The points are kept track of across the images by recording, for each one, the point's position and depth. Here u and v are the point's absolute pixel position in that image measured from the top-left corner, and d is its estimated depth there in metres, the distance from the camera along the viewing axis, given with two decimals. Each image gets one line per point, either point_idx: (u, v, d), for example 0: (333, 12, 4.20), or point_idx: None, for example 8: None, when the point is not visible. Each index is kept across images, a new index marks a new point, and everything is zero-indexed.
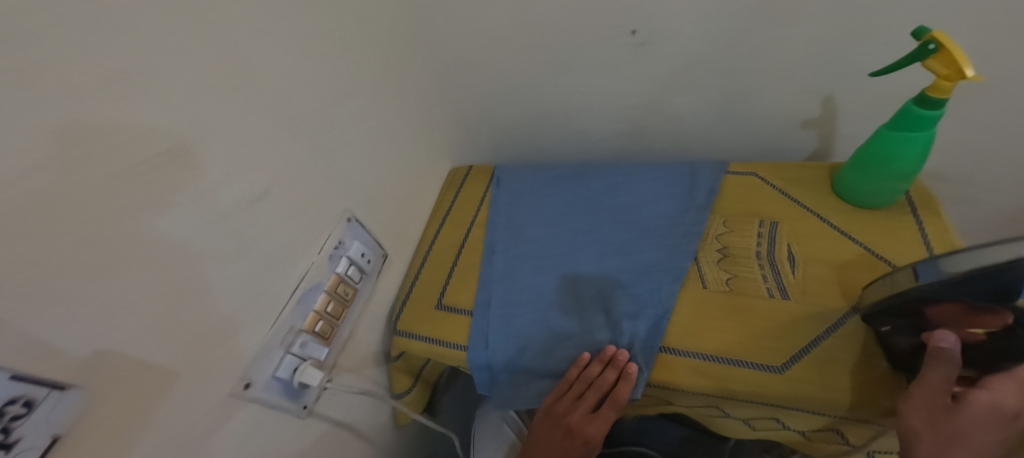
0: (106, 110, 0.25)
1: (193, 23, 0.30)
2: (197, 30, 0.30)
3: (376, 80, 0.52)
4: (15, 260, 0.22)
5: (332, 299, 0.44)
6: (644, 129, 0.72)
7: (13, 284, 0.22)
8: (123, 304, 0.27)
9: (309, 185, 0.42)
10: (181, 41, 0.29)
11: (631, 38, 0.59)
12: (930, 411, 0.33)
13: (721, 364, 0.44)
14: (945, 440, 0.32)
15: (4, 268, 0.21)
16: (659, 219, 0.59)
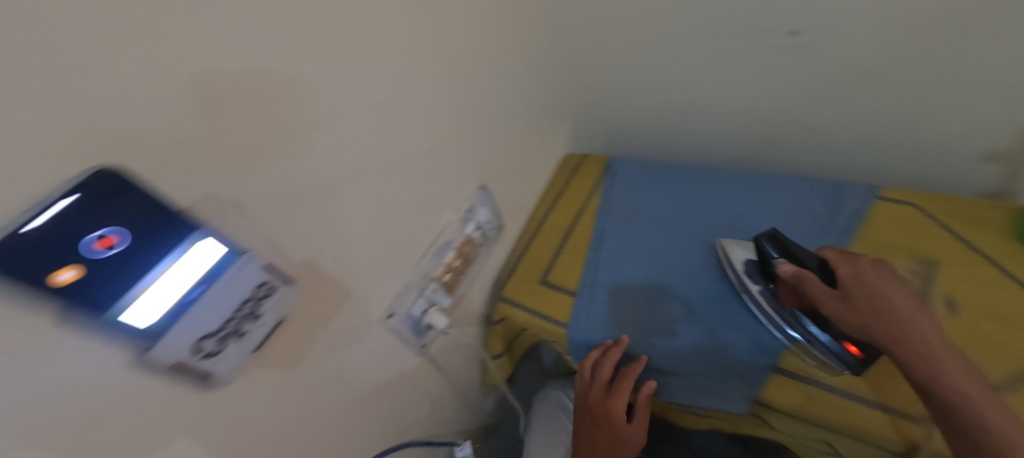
0: (335, 67, 0.32)
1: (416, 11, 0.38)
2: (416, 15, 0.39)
3: (522, 63, 0.59)
4: (259, 185, 0.28)
5: (460, 256, 0.51)
6: (780, 137, 0.70)
7: (260, 200, 0.28)
8: (327, 226, 0.35)
9: (459, 151, 0.49)
10: (398, 20, 0.37)
11: (789, 39, 0.57)
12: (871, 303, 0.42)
13: (826, 390, 0.46)
14: (879, 316, 0.41)
15: (256, 186, 0.28)
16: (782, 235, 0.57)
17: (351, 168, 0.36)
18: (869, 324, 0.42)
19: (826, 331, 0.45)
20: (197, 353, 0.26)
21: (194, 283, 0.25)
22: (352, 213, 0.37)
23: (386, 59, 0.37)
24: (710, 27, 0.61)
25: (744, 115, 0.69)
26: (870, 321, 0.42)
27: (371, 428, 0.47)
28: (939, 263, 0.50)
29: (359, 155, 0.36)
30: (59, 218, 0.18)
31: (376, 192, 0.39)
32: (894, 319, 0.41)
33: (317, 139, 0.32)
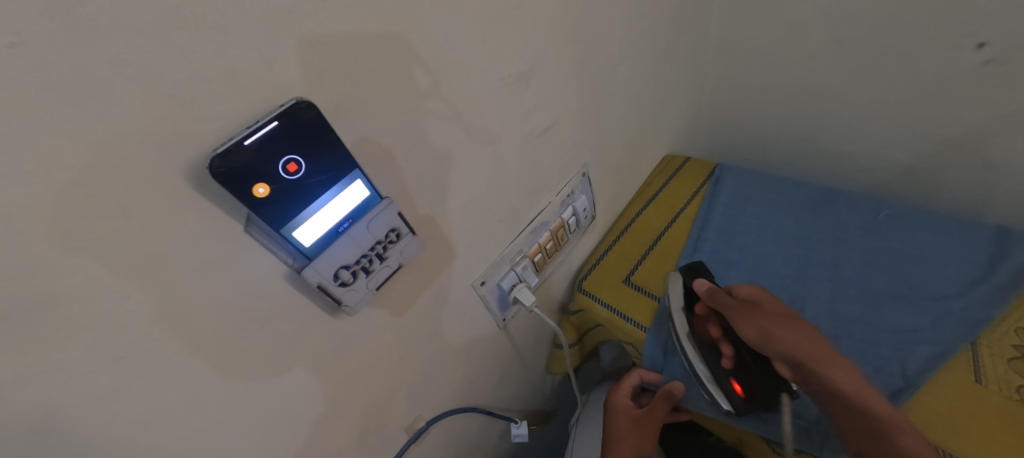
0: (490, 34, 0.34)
1: None
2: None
3: (653, 51, 0.57)
4: (401, 137, 0.31)
5: (553, 238, 0.51)
6: (937, 169, 0.61)
7: (398, 152, 0.31)
8: (451, 186, 0.37)
9: (578, 134, 0.50)
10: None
11: (973, 53, 0.50)
12: (763, 317, 0.45)
13: None
14: (793, 330, 0.44)
15: (399, 137, 0.31)
16: (922, 277, 0.50)
17: (483, 128, 0.38)
18: (770, 330, 0.44)
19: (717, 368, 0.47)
20: (335, 280, 0.29)
21: (343, 217, 0.28)
22: (476, 174, 0.39)
23: (531, 28, 0.38)
24: (871, 31, 0.54)
25: (892, 134, 0.61)
26: (768, 332, 0.44)
27: (454, 382, 0.50)
28: None
29: (492, 116, 0.38)
30: (263, 137, 0.22)
31: (501, 161, 0.41)
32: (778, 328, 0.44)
33: (461, 93, 0.34)
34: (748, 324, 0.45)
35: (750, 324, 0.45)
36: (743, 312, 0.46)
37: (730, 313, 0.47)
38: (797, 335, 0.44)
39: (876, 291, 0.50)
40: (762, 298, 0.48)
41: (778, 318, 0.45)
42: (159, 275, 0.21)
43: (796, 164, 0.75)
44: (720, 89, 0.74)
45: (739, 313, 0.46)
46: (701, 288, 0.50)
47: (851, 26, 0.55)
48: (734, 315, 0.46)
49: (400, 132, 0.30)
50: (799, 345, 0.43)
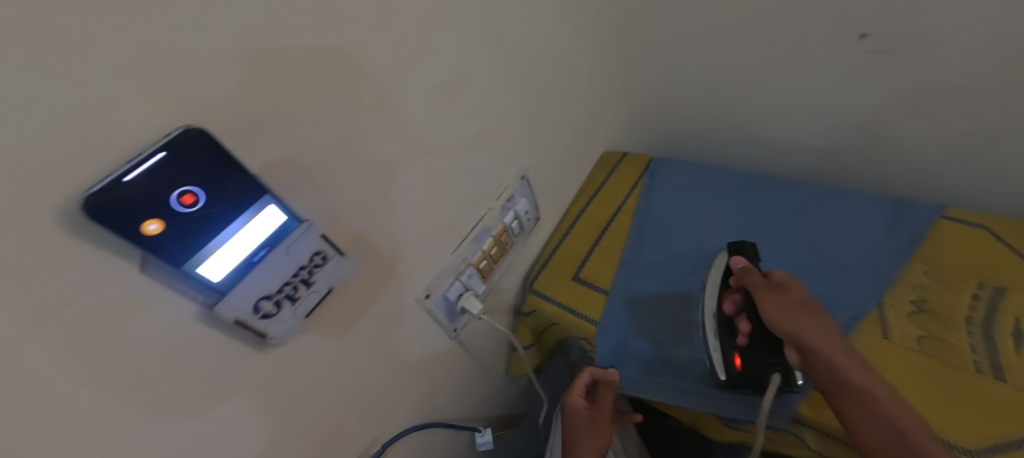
0: (409, 45, 0.33)
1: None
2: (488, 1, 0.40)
3: (580, 55, 0.59)
4: (320, 156, 0.29)
5: (497, 244, 0.52)
6: (845, 150, 0.67)
7: (318, 171, 0.30)
8: (383, 201, 0.36)
9: (513, 138, 0.51)
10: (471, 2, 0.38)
11: (859, 43, 0.55)
12: (789, 301, 0.45)
13: None
14: (813, 314, 0.44)
15: (316, 156, 0.29)
16: (837, 248, 0.54)
17: (412, 141, 0.37)
18: (793, 313, 0.44)
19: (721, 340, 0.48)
20: (257, 312, 0.27)
21: (257, 245, 0.26)
22: (410, 186, 0.38)
23: (452, 37, 0.38)
24: (774, 27, 0.59)
25: (802, 119, 0.67)
26: (790, 316, 0.44)
27: (411, 400, 0.49)
28: (1014, 291, 0.46)
29: (418, 127, 0.37)
30: (151, 169, 0.20)
31: (435, 171, 0.41)
32: (802, 314, 0.44)
33: (383, 108, 0.33)
34: (769, 305, 0.45)
35: (776, 305, 0.45)
36: (770, 291, 0.46)
37: (755, 291, 0.47)
38: (820, 324, 0.43)
39: (799, 265, 0.54)
40: (793, 284, 0.47)
41: (805, 304, 0.45)
42: (35, 333, 0.19)
43: (726, 154, 0.80)
44: (650, 88, 0.78)
45: (769, 293, 0.46)
46: (736, 265, 0.50)
47: (758, 22, 0.60)
48: (762, 293, 0.46)
49: (319, 151, 0.29)
50: (816, 334, 0.43)
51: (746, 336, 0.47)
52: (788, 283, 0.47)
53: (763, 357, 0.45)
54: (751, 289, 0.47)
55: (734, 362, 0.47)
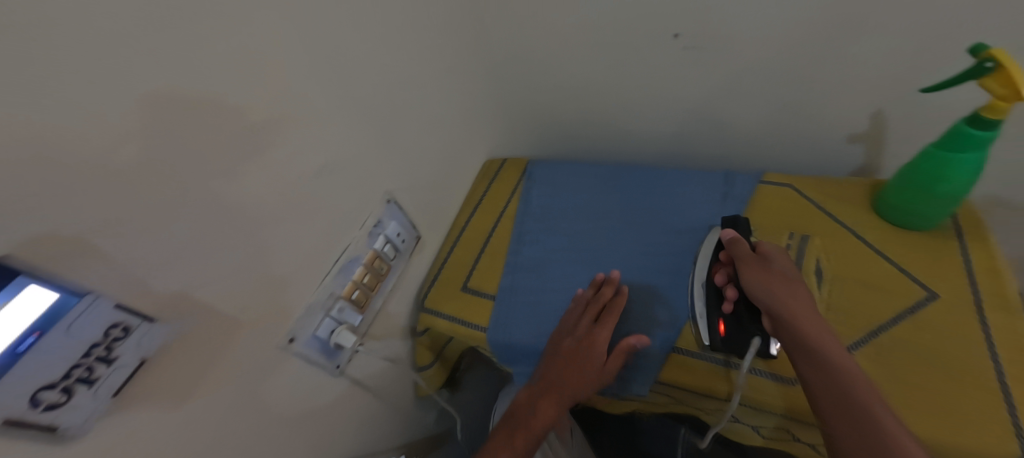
0: (218, 86, 0.32)
1: (310, 30, 0.39)
2: (310, 35, 0.39)
3: (431, 75, 0.61)
4: (115, 220, 0.27)
5: (369, 272, 0.52)
6: (688, 134, 0.77)
7: (115, 238, 0.27)
8: (211, 254, 0.34)
9: (367, 164, 0.51)
10: (290, 37, 0.37)
11: (676, 42, 0.63)
12: (765, 268, 0.45)
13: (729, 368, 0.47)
14: (783, 279, 0.44)
15: (110, 221, 0.27)
16: (684, 223, 0.61)
17: (242, 184, 0.36)
18: (767, 280, 0.44)
19: (710, 309, 0.48)
20: (37, 405, 0.25)
21: (24, 331, 0.24)
22: (247, 232, 0.37)
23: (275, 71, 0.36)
24: (608, 32, 0.65)
25: (649, 111, 0.75)
26: (769, 281, 0.44)
27: (297, 452, 0.47)
28: (813, 236, 0.56)
29: (248, 169, 0.36)
30: None
31: (278, 211, 0.40)
32: (782, 281, 0.44)
33: (196, 155, 0.31)
34: (749, 271, 0.45)
35: (753, 272, 0.45)
36: (754, 260, 0.46)
37: (742, 260, 0.47)
38: (793, 289, 0.43)
39: (656, 242, 0.60)
40: (778, 256, 0.47)
41: (784, 273, 0.45)
42: None
43: (597, 150, 0.87)
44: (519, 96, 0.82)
45: (750, 263, 0.46)
46: (727, 237, 0.50)
47: (593, 29, 0.66)
48: (747, 262, 0.46)
49: (113, 214, 0.27)
50: (784, 299, 0.42)
51: (732, 305, 0.47)
52: (774, 255, 0.46)
53: (748, 326, 0.45)
54: (738, 258, 0.47)
55: (720, 328, 0.47)
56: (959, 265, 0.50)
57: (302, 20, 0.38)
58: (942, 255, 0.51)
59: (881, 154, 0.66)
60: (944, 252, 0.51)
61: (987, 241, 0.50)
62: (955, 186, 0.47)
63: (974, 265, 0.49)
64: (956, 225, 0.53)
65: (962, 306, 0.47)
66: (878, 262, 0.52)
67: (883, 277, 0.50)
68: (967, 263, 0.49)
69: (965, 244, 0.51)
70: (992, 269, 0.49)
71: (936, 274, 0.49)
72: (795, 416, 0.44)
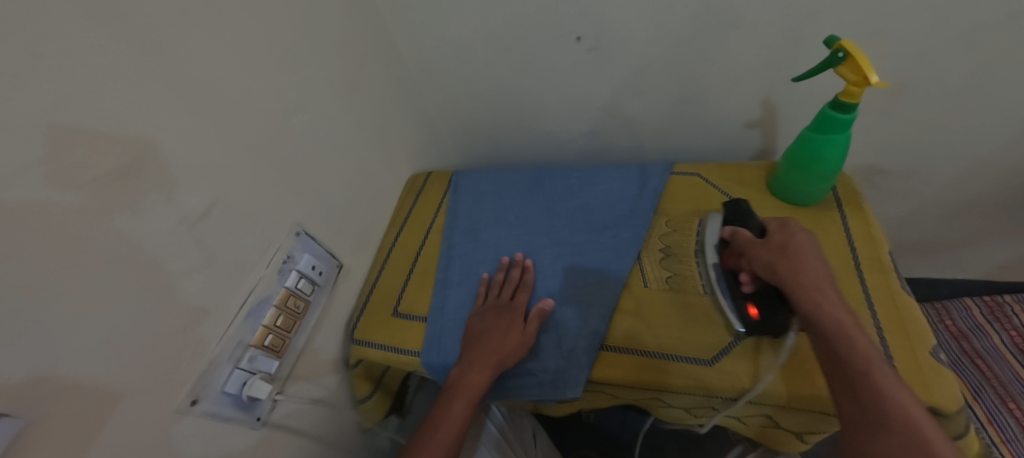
0: (42, 149, 0.29)
1: (164, 69, 0.37)
2: (164, 74, 0.37)
3: (337, 95, 0.59)
4: None
5: (283, 313, 0.49)
6: (605, 131, 0.80)
7: None
8: (68, 327, 0.32)
9: (266, 197, 0.48)
10: (137, 78, 0.35)
11: (578, 45, 0.65)
12: (774, 249, 0.45)
13: (657, 358, 0.50)
14: (786, 257, 0.44)
15: None
16: (605, 220, 0.63)
17: (89, 246, 0.32)
18: (776, 261, 0.44)
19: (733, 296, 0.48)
20: None
21: None
22: (106, 296, 0.34)
23: (116, 120, 0.34)
24: (512, 39, 0.67)
25: (565, 112, 0.77)
26: (776, 264, 0.44)
27: None
28: None
29: (96, 230, 0.33)
30: None
31: (150, 265, 0.37)
32: (791, 259, 0.44)
33: (15, 225, 0.28)
34: (758, 255, 0.45)
35: (764, 255, 0.45)
36: (760, 245, 0.46)
37: (749, 245, 0.47)
38: (806, 266, 0.44)
39: (580, 242, 0.61)
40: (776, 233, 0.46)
41: (787, 250, 0.45)
42: None
43: (524, 152, 0.89)
44: (439, 106, 0.82)
45: (758, 248, 0.46)
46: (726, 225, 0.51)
47: (498, 37, 0.67)
48: (755, 247, 0.46)
49: None
50: (801, 277, 0.43)
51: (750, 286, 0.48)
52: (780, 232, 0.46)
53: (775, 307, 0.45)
54: (745, 244, 0.47)
55: (749, 311, 0.47)
56: (841, 234, 0.55)
57: (152, 60, 0.36)
58: (828, 226, 0.56)
59: (774, 136, 0.72)
60: (829, 224, 0.56)
61: (862, 209, 0.56)
62: (831, 163, 0.52)
63: (853, 233, 0.55)
64: (838, 197, 0.58)
65: (846, 271, 0.52)
66: None
67: None
68: (848, 232, 0.55)
69: (845, 213, 0.57)
70: (868, 235, 0.54)
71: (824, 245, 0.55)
72: (709, 395, 0.47)
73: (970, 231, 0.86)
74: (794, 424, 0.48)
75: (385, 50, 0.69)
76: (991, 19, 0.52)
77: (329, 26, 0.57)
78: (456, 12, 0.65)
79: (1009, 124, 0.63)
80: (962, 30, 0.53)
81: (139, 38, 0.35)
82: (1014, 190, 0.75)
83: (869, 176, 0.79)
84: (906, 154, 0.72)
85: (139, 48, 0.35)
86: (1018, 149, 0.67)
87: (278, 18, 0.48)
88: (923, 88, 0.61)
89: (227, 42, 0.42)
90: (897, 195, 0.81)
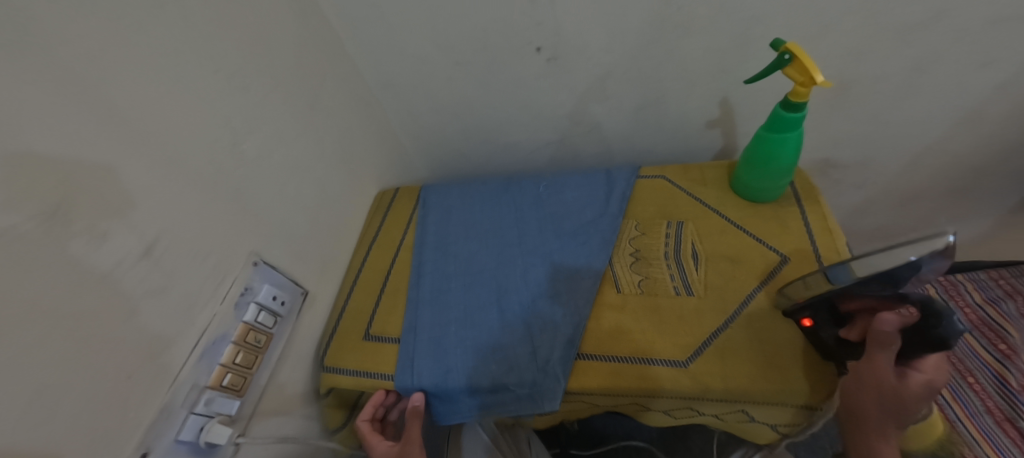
0: None
1: (91, 97, 0.34)
2: (92, 102, 0.34)
3: (292, 116, 0.57)
4: None
5: (242, 349, 0.46)
6: (572, 138, 0.80)
7: None
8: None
9: (218, 227, 0.46)
10: (61, 109, 0.32)
11: (538, 55, 0.65)
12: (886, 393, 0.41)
13: (634, 364, 0.49)
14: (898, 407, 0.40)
15: None
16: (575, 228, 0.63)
17: (5, 300, 0.29)
18: (869, 391, 0.42)
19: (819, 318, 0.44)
20: None
21: None
22: (31, 354, 0.30)
23: (35, 159, 0.30)
24: (471, 51, 0.66)
25: (530, 121, 0.77)
26: (875, 399, 0.41)
27: None
28: (687, 222, 0.60)
29: (12, 283, 0.29)
30: None
31: (81, 314, 0.34)
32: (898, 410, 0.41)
33: None
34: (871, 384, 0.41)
35: (875, 394, 0.41)
36: (889, 384, 0.40)
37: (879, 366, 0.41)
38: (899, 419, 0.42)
39: (551, 251, 0.61)
40: (918, 383, 0.40)
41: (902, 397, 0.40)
42: None
43: (493, 163, 0.88)
44: (403, 121, 0.81)
45: (883, 386, 0.41)
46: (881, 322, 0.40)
47: (457, 50, 0.66)
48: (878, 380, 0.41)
49: None
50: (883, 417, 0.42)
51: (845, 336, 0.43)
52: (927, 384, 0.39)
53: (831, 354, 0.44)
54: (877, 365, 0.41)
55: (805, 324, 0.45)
56: (801, 228, 0.56)
57: (78, 87, 0.33)
58: (789, 221, 0.57)
59: (733, 135, 0.74)
60: (790, 219, 0.58)
61: (819, 201, 0.58)
62: (787, 160, 0.54)
63: (812, 226, 0.56)
64: (796, 192, 0.60)
65: (809, 263, 0.53)
66: (740, 237, 0.57)
67: (746, 249, 0.56)
68: (807, 225, 0.57)
69: (803, 206, 0.59)
70: (826, 227, 0.56)
71: (786, 239, 0.56)
72: (684, 395, 0.47)
73: (922, 216, 0.90)
74: (769, 419, 0.49)
75: (343, 67, 0.68)
76: (922, 17, 0.55)
77: (279, 46, 0.55)
78: (413, 27, 0.64)
79: (946, 114, 0.67)
80: (897, 28, 0.56)
81: (57, 71, 0.32)
82: (957, 175, 0.79)
83: (826, 169, 0.82)
84: (859, 145, 0.75)
85: (60, 76, 0.32)
86: (956, 137, 0.71)
87: (224, 42, 0.46)
88: (867, 84, 0.64)
89: (167, 69, 0.40)
90: (855, 186, 0.85)
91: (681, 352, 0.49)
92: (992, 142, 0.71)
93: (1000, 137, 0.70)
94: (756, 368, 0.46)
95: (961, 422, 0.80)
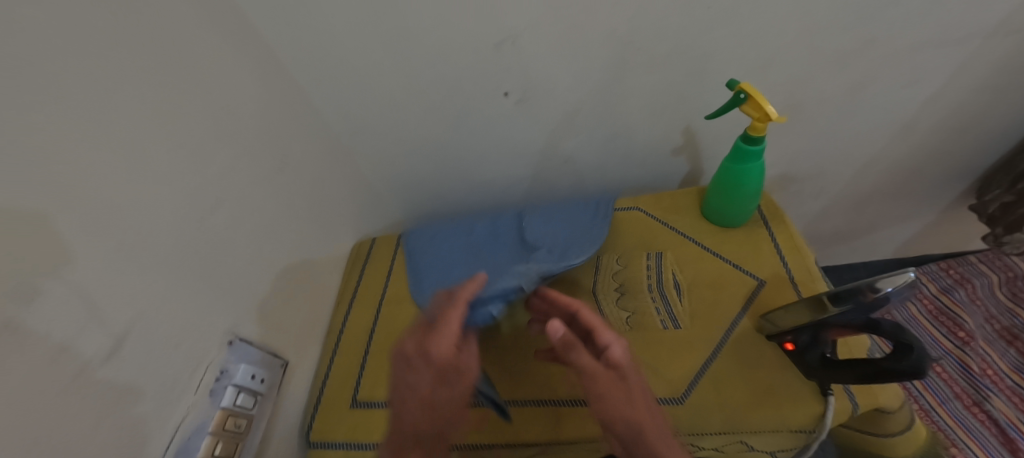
0: None
1: (52, 191, 0.32)
2: (51, 195, 0.32)
3: (261, 181, 0.55)
4: None
5: (221, 439, 0.44)
6: (545, 173, 0.81)
7: None
8: None
9: (188, 309, 0.43)
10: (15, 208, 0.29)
11: (507, 98, 0.67)
12: None
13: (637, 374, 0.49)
14: None
15: None
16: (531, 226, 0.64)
17: None
18: None
19: (800, 340, 0.46)
20: None
21: None
22: None
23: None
24: (440, 98, 0.67)
25: (503, 160, 0.78)
26: None
27: None
28: (665, 252, 0.61)
29: None
30: None
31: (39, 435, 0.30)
32: None
33: None
34: None
35: None
36: None
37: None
38: None
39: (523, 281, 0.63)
40: None
41: None
42: None
43: (469, 201, 0.88)
44: (375, 167, 0.80)
45: None
46: None
47: (426, 98, 0.67)
48: None
49: None
50: None
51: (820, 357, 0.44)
52: None
53: (809, 372, 0.46)
54: None
55: (788, 345, 0.47)
56: (772, 249, 0.59)
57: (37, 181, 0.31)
58: (761, 244, 0.60)
59: (698, 159, 0.78)
60: (760, 241, 0.60)
61: (785, 222, 0.61)
62: (752, 187, 0.57)
63: (782, 246, 0.59)
64: (763, 213, 0.63)
65: (784, 285, 0.55)
66: (718, 263, 0.59)
67: (725, 275, 0.57)
68: (778, 246, 0.59)
69: (772, 227, 0.61)
70: (794, 246, 0.59)
71: (760, 261, 0.58)
72: (682, 429, 0.48)
73: (874, 218, 0.97)
74: (767, 446, 0.49)
75: (311, 122, 0.67)
76: (852, 48, 0.60)
77: (244, 112, 0.53)
78: (379, 79, 0.64)
79: (886, 127, 0.72)
80: (835, 56, 0.61)
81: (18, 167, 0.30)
82: (901, 180, 0.85)
83: (785, 184, 0.86)
84: (812, 159, 0.80)
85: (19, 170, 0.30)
86: (896, 146, 0.77)
87: (186, 117, 0.45)
88: (812, 106, 0.69)
89: (126, 157, 0.38)
90: (813, 196, 0.90)
91: (671, 387, 0.49)
92: (927, 150, 0.78)
93: (933, 144, 0.77)
94: (751, 398, 0.47)
95: (935, 411, 0.86)
